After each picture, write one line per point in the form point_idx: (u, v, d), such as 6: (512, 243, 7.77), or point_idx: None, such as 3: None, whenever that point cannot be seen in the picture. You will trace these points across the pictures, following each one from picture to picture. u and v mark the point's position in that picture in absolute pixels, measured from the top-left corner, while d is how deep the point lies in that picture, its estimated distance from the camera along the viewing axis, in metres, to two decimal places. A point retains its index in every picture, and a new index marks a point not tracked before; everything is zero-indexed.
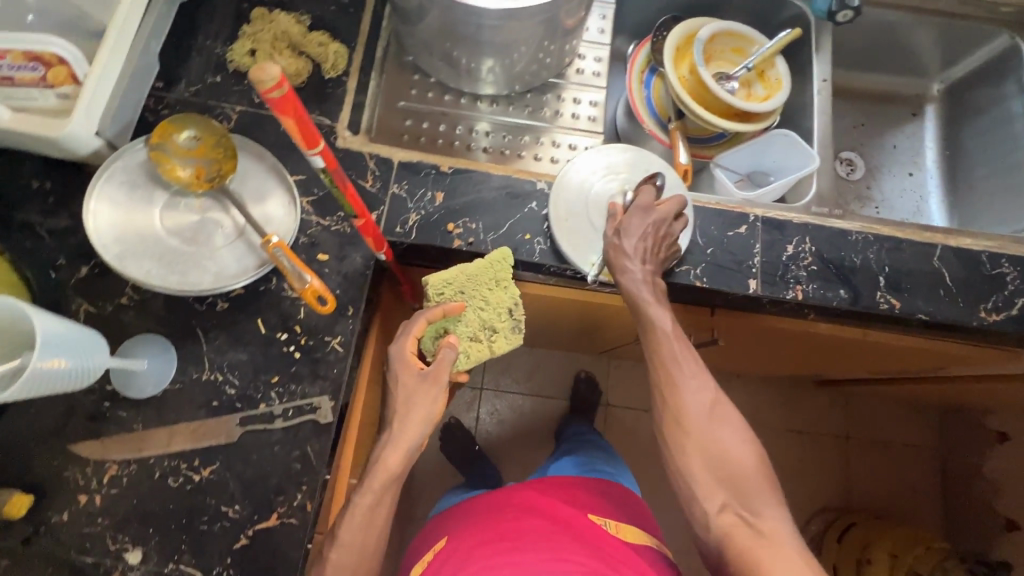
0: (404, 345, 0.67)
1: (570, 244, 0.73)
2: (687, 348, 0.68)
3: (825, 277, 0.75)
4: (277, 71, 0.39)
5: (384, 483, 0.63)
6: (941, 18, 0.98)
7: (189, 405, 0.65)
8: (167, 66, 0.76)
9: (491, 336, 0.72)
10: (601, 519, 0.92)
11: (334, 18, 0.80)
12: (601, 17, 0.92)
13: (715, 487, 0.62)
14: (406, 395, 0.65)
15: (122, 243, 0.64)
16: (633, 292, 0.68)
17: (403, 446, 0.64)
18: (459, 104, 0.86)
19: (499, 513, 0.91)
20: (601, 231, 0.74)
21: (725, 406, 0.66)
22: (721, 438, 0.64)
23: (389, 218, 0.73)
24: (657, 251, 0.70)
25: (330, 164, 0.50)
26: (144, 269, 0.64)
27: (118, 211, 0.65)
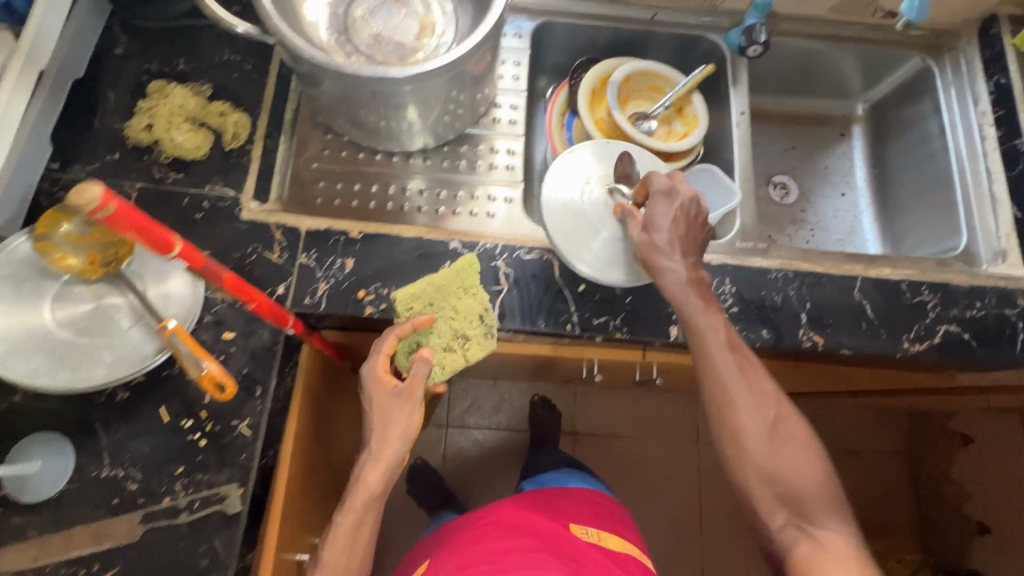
0: (376, 365, 0.66)
1: (591, 258, 0.71)
2: (739, 356, 0.65)
3: (746, 318, 0.74)
4: (99, 190, 0.37)
5: (365, 500, 0.64)
6: (857, 42, 0.99)
7: (88, 505, 0.62)
8: (60, 145, 0.74)
9: (464, 344, 0.70)
10: (582, 527, 0.98)
11: (237, 85, 0.78)
12: (516, 64, 0.91)
13: (774, 505, 0.62)
14: (381, 415, 0.65)
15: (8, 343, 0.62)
16: (673, 292, 0.65)
17: (383, 465, 0.64)
18: (374, 162, 0.84)
19: (482, 532, 0.96)
20: (613, 231, 0.71)
21: (783, 420, 0.64)
22: (778, 457, 0.62)
23: (298, 289, 0.71)
24: (693, 245, 0.68)
25: (197, 261, 0.48)
26: (33, 367, 0.61)
27: (4, 307, 0.63)
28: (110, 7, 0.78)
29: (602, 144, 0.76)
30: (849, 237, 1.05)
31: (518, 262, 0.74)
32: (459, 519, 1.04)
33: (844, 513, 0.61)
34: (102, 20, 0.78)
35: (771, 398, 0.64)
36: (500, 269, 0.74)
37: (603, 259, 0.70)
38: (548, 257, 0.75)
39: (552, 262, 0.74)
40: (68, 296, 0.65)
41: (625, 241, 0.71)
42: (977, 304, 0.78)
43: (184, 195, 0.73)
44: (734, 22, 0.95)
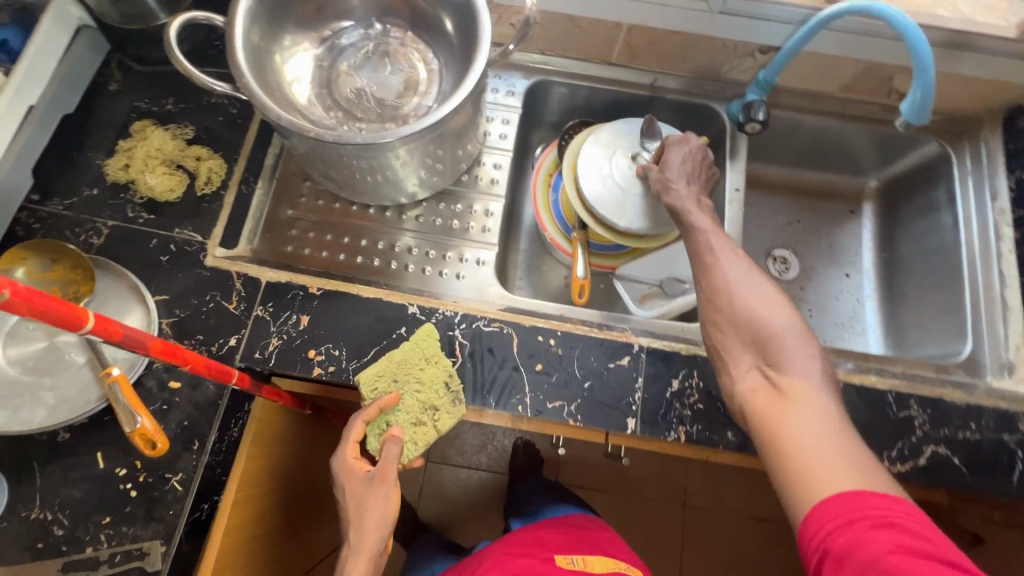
0: (344, 454, 0.65)
1: (616, 213, 0.79)
2: (723, 236, 0.65)
3: (711, 417, 0.70)
4: None
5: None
6: (871, 122, 0.94)
7: (13, 547, 0.62)
8: (43, 177, 0.75)
9: (434, 416, 0.68)
10: (568, 557, 0.93)
11: (220, 129, 0.79)
12: (505, 122, 0.90)
13: (742, 350, 0.57)
14: (357, 502, 0.63)
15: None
16: (677, 207, 0.69)
17: (366, 551, 0.61)
18: (349, 213, 0.84)
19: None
20: (636, 189, 0.80)
21: (758, 277, 0.59)
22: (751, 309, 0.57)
23: (250, 342, 0.70)
24: (698, 176, 0.74)
25: (114, 334, 0.47)
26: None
27: None
28: (109, 44, 0.81)
29: (622, 121, 0.85)
30: (852, 321, 0.98)
31: (475, 333, 0.72)
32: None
33: (821, 364, 0.54)
34: (100, 57, 0.80)
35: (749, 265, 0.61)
36: (456, 339, 0.71)
37: (637, 214, 0.79)
38: (508, 331, 0.72)
39: (511, 335, 0.72)
40: (17, 332, 0.66)
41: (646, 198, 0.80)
42: (972, 425, 0.71)
43: (153, 237, 0.74)
44: (737, 93, 0.92)
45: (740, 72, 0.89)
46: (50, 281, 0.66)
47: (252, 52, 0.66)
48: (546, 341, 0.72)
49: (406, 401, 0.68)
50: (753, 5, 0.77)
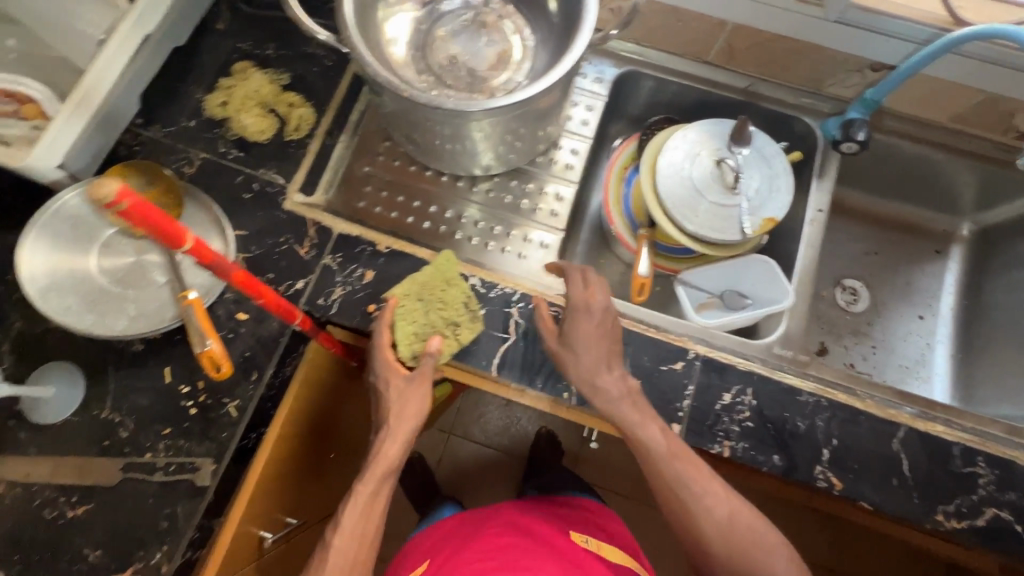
0: (384, 353, 0.68)
1: (711, 228, 0.78)
2: (688, 458, 0.64)
3: (759, 437, 0.68)
4: (116, 186, 0.39)
5: (382, 473, 0.66)
6: (979, 160, 0.88)
7: (82, 440, 0.67)
8: (148, 103, 0.80)
9: (456, 330, 0.70)
10: (583, 535, 0.94)
11: (314, 79, 0.81)
12: (588, 108, 0.89)
13: None
14: (402, 391, 0.67)
15: (48, 275, 0.67)
16: (613, 412, 0.64)
17: (402, 438, 0.67)
18: (423, 177, 0.85)
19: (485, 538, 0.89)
20: (725, 202, 0.78)
21: (737, 514, 0.63)
22: (737, 552, 0.62)
23: (316, 288, 0.73)
24: (608, 350, 0.66)
25: (205, 255, 0.50)
26: (62, 303, 0.67)
27: (54, 244, 0.68)
28: None
29: (714, 120, 0.82)
30: (918, 366, 0.93)
31: (532, 315, 0.72)
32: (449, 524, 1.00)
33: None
34: None
35: (724, 497, 0.64)
36: (511, 317, 0.72)
37: (731, 226, 0.77)
38: None
39: None
40: (111, 244, 0.70)
41: (735, 209, 0.78)
42: None
43: (239, 173, 0.77)
44: (836, 109, 0.87)
45: (843, 87, 0.85)
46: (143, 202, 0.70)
47: (359, 7, 0.68)
48: None
49: (429, 318, 0.70)
50: (874, 18, 0.73)
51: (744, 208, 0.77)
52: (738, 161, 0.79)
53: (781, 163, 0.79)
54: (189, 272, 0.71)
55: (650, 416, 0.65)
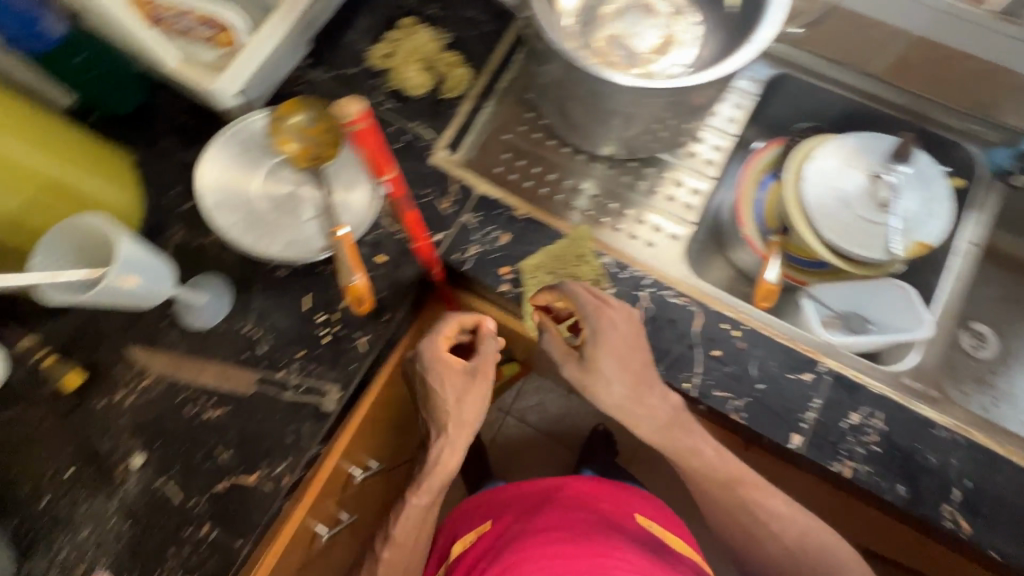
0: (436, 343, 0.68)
1: (856, 244, 0.75)
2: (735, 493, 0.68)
3: (885, 464, 0.65)
4: (361, 110, 0.49)
5: (435, 480, 0.70)
6: None
7: (226, 349, 0.72)
8: (316, 46, 0.83)
9: None
10: (646, 521, 0.90)
11: (472, 42, 0.83)
12: (736, 106, 0.88)
13: None
14: (463, 393, 0.68)
15: (218, 194, 0.72)
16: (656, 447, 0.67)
17: (458, 446, 0.69)
18: (559, 152, 0.86)
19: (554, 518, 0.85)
20: (875, 219, 0.75)
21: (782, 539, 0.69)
22: (798, 564, 0.68)
23: (452, 243, 0.74)
24: (634, 370, 0.64)
25: (397, 190, 0.61)
26: (225, 221, 0.72)
27: (228, 164, 0.73)
28: None
29: (870, 135, 0.79)
30: None
31: (661, 302, 0.71)
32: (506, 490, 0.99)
33: None
34: None
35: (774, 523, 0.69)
36: (640, 300, 0.71)
37: (878, 244, 0.74)
38: (693, 309, 0.71)
39: (696, 314, 0.71)
40: (275, 175, 0.75)
41: (885, 228, 0.75)
42: None
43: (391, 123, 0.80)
44: (1005, 139, 0.82)
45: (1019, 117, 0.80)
46: (306, 137, 0.74)
47: None
48: (728, 330, 0.70)
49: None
50: None
51: (896, 227, 0.74)
52: (895, 179, 0.76)
53: (941, 188, 0.76)
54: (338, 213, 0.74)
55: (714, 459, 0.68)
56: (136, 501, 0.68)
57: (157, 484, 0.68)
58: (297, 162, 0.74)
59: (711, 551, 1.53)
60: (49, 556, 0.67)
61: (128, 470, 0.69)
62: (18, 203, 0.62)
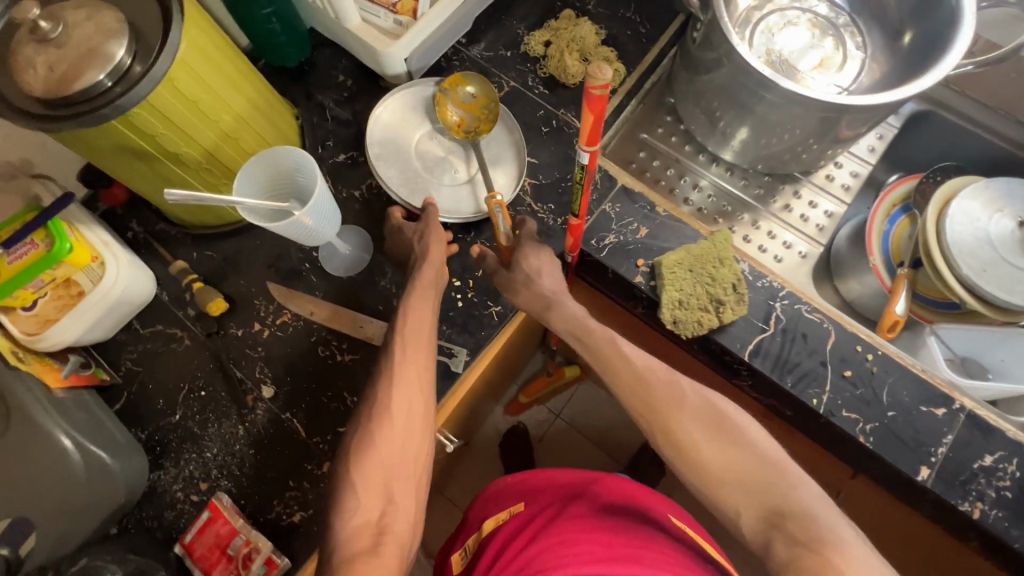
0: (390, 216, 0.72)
1: (1000, 288, 0.74)
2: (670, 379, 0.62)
3: (1016, 511, 0.64)
4: (609, 76, 0.46)
5: (424, 286, 0.66)
6: None
7: (361, 299, 0.75)
8: (476, 27, 0.86)
9: (718, 309, 0.71)
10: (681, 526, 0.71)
11: (626, 41, 0.85)
12: (878, 136, 0.89)
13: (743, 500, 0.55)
14: (420, 229, 0.70)
15: (379, 147, 0.77)
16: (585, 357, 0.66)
17: (436, 265, 0.68)
18: (692, 157, 0.88)
19: (581, 515, 0.68)
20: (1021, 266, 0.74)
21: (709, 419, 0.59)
22: (742, 450, 0.57)
23: (591, 229, 0.76)
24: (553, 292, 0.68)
25: (591, 163, 0.57)
26: (382, 171, 0.76)
27: (393, 122, 0.78)
28: None
29: (1021, 183, 0.78)
30: None
31: (795, 315, 0.71)
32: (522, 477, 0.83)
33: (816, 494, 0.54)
34: None
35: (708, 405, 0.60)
36: (774, 311, 0.71)
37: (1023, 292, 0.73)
38: (828, 327, 0.70)
39: (830, 332, 0.70)
40: (430, 139, 0.79)
41: None
42: None
43: (540, 107, 0.83)
44: None
45: None
46: (463, 110, 0.78)
47: None
48: (863, 353, 0.69)
49: (695, 290, 0.71)
50: None
51: None
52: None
53: None
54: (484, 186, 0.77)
55: (717, 426, 0.58)
56: (262, 430, 0.70)
57: (284, 417, 0.71)
58: (453, 132, 0.78)
59: None
60: (176, 468, 0.70)
61: (258, 399, 0.71)
62: (210, 140, 0.64)
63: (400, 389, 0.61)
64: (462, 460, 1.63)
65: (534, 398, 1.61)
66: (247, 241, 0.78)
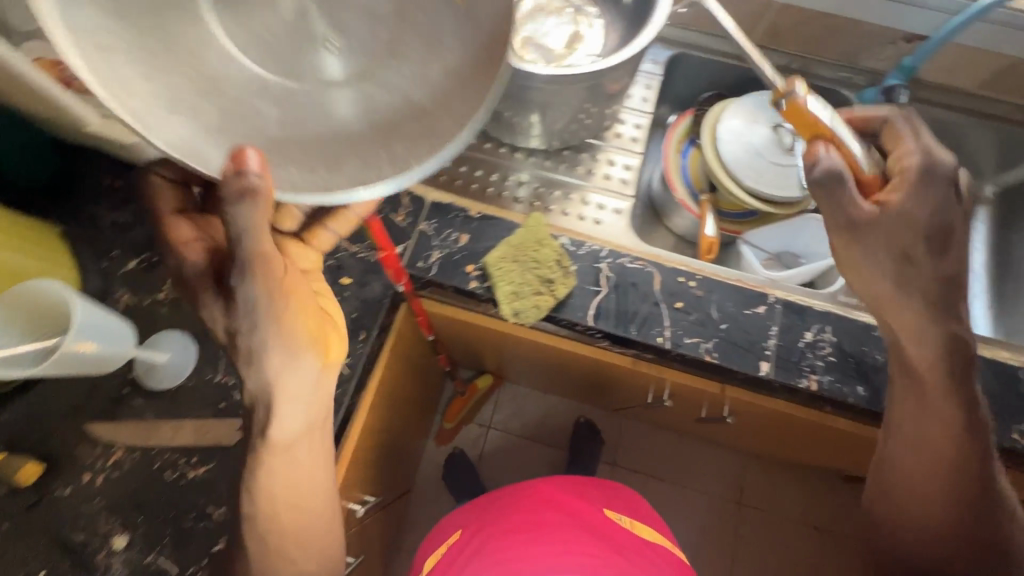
0: (186, 252, 0.58)
1: (774, 186, 0.84)
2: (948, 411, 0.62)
3: (843, 370, 0.73)
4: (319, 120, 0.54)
5: (279, 444, 0.59)
6: (1001, 123, 0.95)
7: (199, 403, 0.69)
8: None
9: (551, 287, 0.74)
10: (615, 514, 0.95)
11: None
12: (646, 87, 0.96)
13: (889, 488, 0.68)
14: (251, 351, 0.54)
15: (94, 21, 0.43)
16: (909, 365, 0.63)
17: (292, 418, 0.58)
18: (498, 153, 0.91)
19: (513, 520, 0.92)
20: (784, 164, 0.85)
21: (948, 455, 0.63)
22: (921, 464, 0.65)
23: (414, 252, 0.76)
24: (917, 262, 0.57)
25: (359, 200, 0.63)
26: (141, 101, 0.45)
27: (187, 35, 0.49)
28: None
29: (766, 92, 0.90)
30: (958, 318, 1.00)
31: (620, 269, 0.76)
32: (465, 508, 0.99)
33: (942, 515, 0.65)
34: None
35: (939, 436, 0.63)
36: (602, 272, 0.75)
37: (792, 184, 0.84)
38: (651, 270, 0.76)
39: (653, 274, 0.76)
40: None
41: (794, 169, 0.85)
42: None
43: None
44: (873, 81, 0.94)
45: (877, 61, 0.92)
46: None
47: None
48: (685, 282, 0.76)
49: (524, 277, 0.73)
50: None
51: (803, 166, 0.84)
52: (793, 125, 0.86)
53: None
54: (405, 64, 0.49)
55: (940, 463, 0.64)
56: None
57: (148, 561, 0.64)
58: None
59: (709, 515, 1.60)
60: None
61: (112, 554, 0.64)
62: None
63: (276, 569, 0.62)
64: (411, 507, 1.58)
65: (458, 421, 1.59)
66: (45, 389, 0.69)
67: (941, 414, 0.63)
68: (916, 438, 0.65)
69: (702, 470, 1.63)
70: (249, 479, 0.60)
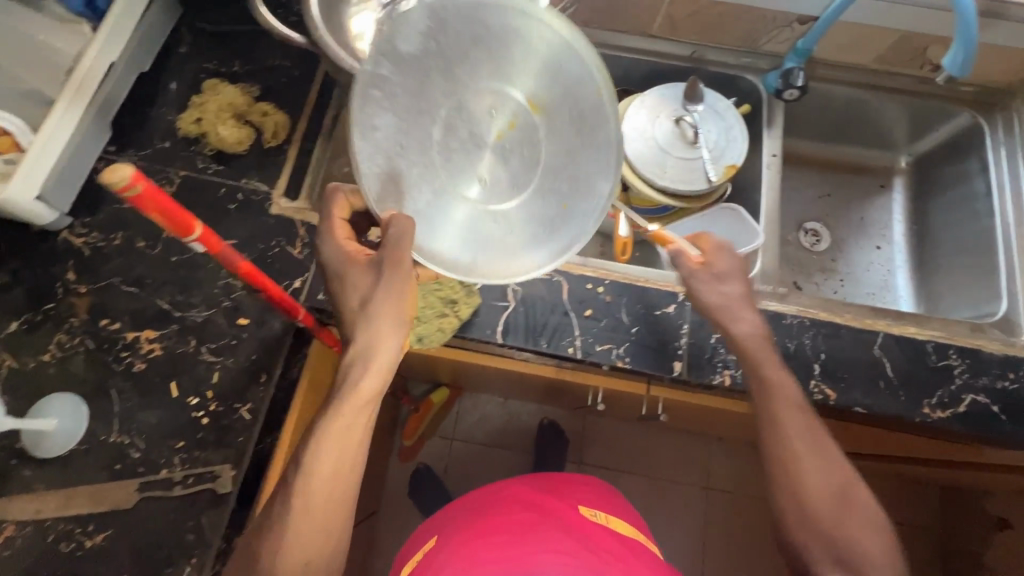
0: (340, 244, 0.59)
1: (681, 180, 0.83)
2: (804, 410, 0.63)
3: None
4: (128, 171, 0.41)
5: (358, 401, 0.56)
6: (905, 95, 0.96)
7: (93, 468, 0.66)
8: (120, 129, 0.79)
9: (455, 307, 0.71)
10: (591, 510, 0.91)
11: (284, 89, 0.83)
12: None
13: (815, 530, 0.58)
14: (368, 310, 0.56)
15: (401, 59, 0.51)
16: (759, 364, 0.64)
17: (382, 370, 0.57)
18: None
19: (486, 519, 0.87)
20: (688, 157, 0.84)
21: (833, 459, 0.61)
22: (825, 484, 0.60)
23: (314, 285, 0.73)
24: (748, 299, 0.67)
25: (211, 246, 0.54)
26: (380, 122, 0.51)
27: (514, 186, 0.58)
28: (180, 10, 0.84)
29: (667, 85, 0.88)
30: (880, 292, 1.01)
31: (527, 281, 0.74)
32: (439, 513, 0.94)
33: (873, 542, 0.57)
34: (172, 21, 0.84)
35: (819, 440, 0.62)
36: (508, 286, 0.74)
37: (698, 176, 0.84)
38: (558, 279, 0.75)
39: (561, 283, 0.75)
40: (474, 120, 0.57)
41: (698, 162, 0.84)
42: (1011, 375, 0.73)
43: (219, 186, 0.78)
44: (775, 65, 0.94)
45: (776, 43, 0.92)
46: None
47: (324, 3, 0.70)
48: (594, 289, 0.75)
49: (426, 301, 0.71)
50: None
51: (707, 157, 0.84)
52: (695, 117, 0.85)
53: (733, 115, 0.86)
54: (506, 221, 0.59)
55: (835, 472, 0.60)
56: None
57: None
58: None
59: (677, 502, 1.61)
60: None
61: None
62: None
63: (284, 553, 0.54)
64: (378, 529, 1.55)
65: (417, 437, 1.58)
66: None
67: (806, 418, 0.62)
68: (805, 452, 0.61)
69: (667, 458, 1.64)
70: (313, 436, 0.55)
